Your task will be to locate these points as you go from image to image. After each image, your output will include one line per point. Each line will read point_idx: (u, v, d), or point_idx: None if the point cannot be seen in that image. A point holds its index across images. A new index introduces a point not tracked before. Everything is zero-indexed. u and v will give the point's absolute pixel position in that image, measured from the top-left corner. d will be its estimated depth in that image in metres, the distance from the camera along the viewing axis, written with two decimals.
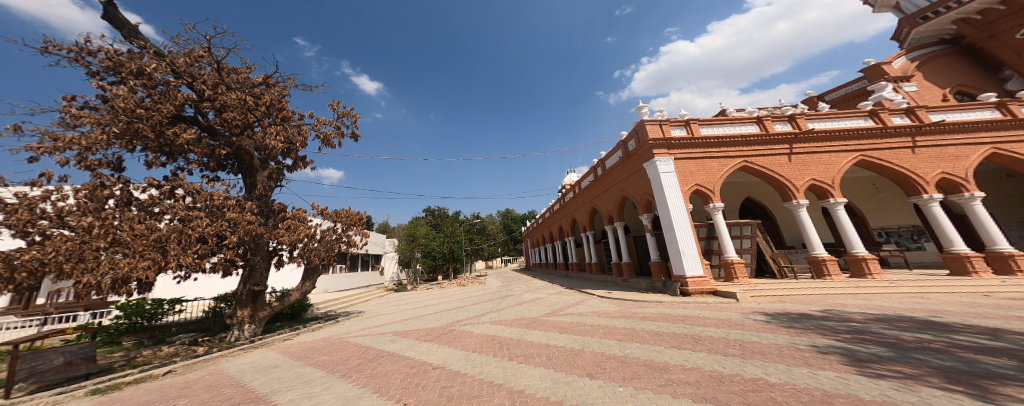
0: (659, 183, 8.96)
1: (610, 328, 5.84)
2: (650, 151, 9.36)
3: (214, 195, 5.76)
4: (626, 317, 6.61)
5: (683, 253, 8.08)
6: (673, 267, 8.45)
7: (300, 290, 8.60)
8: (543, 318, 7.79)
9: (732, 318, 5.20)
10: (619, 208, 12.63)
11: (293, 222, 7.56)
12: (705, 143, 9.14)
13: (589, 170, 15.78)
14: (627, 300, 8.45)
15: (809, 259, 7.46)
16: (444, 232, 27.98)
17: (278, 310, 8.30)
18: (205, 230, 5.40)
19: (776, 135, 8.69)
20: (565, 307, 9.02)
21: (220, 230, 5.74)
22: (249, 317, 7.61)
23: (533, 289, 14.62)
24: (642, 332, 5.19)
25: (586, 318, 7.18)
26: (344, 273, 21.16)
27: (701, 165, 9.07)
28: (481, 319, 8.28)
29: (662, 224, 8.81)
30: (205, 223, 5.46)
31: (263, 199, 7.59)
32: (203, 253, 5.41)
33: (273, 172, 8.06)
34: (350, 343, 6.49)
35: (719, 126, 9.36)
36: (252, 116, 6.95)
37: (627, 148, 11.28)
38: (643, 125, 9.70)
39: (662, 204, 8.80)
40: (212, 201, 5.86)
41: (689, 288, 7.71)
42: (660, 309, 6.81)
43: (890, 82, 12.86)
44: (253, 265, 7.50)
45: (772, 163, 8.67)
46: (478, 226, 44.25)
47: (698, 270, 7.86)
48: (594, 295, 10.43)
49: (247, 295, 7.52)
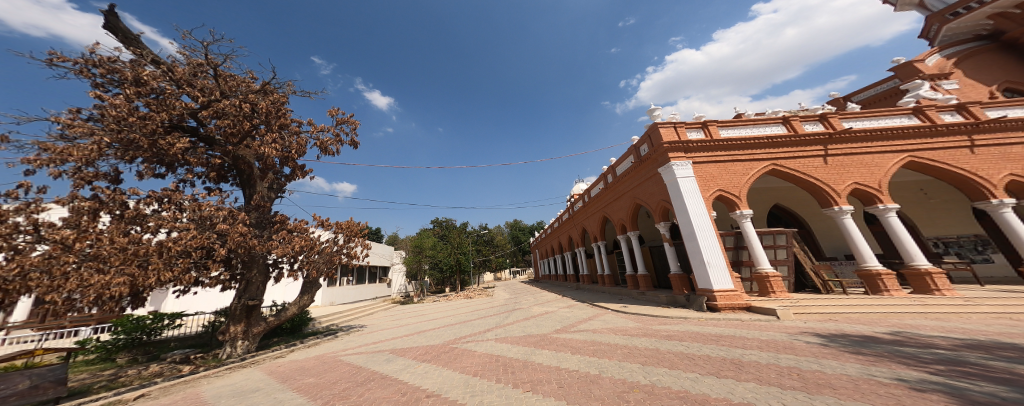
0: (678, 190, 8.32)
1: (630, 348, 5.13)
2: (666, 154, 8.77)
3: (202, 204, 5.45)
4: (648, 335, 5.87)
5: (709, 264, 7.34)
6: (698, 280, 7.68)
7: (296, 304, 8.17)
8: (553, 335, 7.10)
9: (778, 340, 4.45)
10: (632, 216, 11.94)
11: (289, 234, 7.18)
12: (727, 146, 8.48)
13: (598, 178, 15.22)
14: (646, 316, 7.67)
15: (860, 272, 6.72)
16: (451, 243, 27.56)
17: (273, 325, 7.86)
18: (189, 242, 5.03)
19: (808, 135, 7.98)
20: (577, 323, 8.27)
21: (205, 241, 5.38)
22: (242, 333, 7.17)
23: (542, 302, 13.84)
24: (668, 354, 4.49)
25: (601, 335, 6.46)
26: (350, 285, 20.86)
27: (724, 169, 8.38)
28: (486, 336, 7.65)
29: (684, 233, 8.09)
30: (190, 235, 5.09)
31: (262, 211, 7.29)
32: (186, 267, 5.03)
33: (273, 183, 7.80)
34: (342, 363, 5.98)
35: (741, 128, 8.74)
36: (249, 124, 6.73)
37: (638, 153, 10.72)
38: (657, 128, 9.17)
39: (683, 212, 8.10)
40: (201, 211, 5.53)
41: (718, 303, 6.90)
42: (685, 326, 6.05)
43: (925, 80, 12.00)
44: (248, 279, 7.12)
45: (805, 166, 7.91)
46: (487, 238, 43.73)
47: (728, 284, 7.07)
48: (609, 310, 9.66)
49: (241, 311, 7.09)
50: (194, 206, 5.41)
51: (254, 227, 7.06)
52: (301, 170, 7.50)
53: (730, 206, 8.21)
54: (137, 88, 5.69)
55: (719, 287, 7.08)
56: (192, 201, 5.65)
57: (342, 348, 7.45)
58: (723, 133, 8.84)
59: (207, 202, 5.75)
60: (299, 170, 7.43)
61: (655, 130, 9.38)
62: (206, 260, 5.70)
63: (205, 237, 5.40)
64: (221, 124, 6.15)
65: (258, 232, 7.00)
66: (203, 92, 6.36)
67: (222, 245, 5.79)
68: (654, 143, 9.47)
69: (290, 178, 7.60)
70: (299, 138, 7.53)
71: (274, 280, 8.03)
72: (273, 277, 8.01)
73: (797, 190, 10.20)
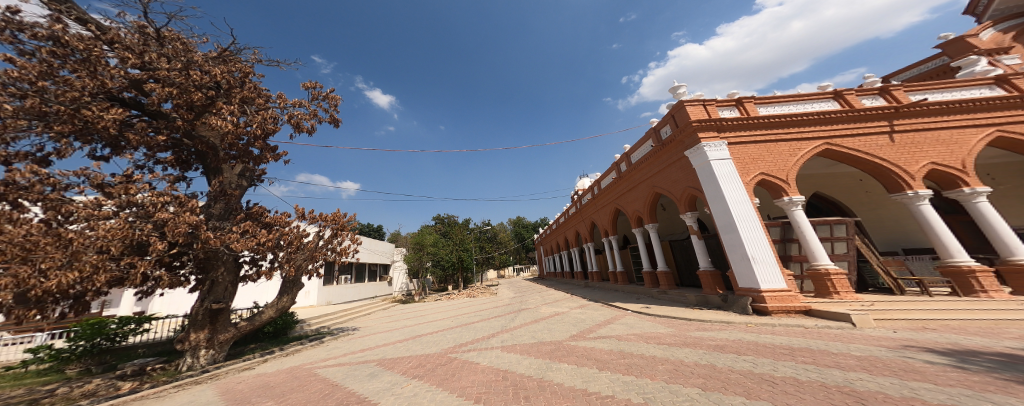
0: (712, 175, 7.19)
1: (675, 363, 4.02)
2: (696, 135, 7.66)
3: (130, 185, 4.27)
4: (689, 345, 4.75)
5: (755, 260, 6.14)
6: (739, 278, 6.52)
7: (272, 306, 7.15)
8: (570, 343, 6.03)
9: (885, 358, 3.31)
10: (651, 208, 10.77)
11: (252, 224, 5.78)
12: (770, 123, 7.33)
13: (609, 168, 14.10)
14: (677, 319, 6.56)
15: (943, 270, 5.77)
16: (453, 239, 26.56)
17: (245, 331, 6.86)
18: (104, 234, 3.90)
19: (869, 110, 6.88)
20: (595, 327, 7.17)
21: (132, 234, 4.24)
22: (207, 341, 6.17)
23: (550, 302, 12.77)
24: (731, 373, 3.36)
25: (629, 344, 5.36)
26: (349, 284, 19.90)
27: (767, 149, 7.24)
28: (490, 343, 6.59)
29: (721, 224, 6.94)
30: (106, 225, 3.95)
31: (227, 200, 6.16)
32: (101, 266, 3.90)
33: (242, 169, 6.72)
34: (316, 380, 5.01)
35: (787, 104, 7.64)
36: (203, 95, 5.64)
37: (660, 136, 9.57)
38: (683, 106, 8.07)
39: (719, 199, 6.96)
40: (126, 196, 4.32)
41: (768, 306, 5.74)
42: (735, 334, 4.93)
43: (981, 55, 10.77)
44: (212, 279, 6.12)
45: (868, 145, 6.79)
46: (489, 234, 42.76)
47: (781, 283, 5.88)
48: (629, 311, 8.59)
49: (204, 316, 6.07)
50: (118, 189, 4.24)
51: (209, 217, 5.85)
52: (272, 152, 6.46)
53: (776, 192, 7.01)
54: (54, 49, 4.59)
55: (770, 287, 5.90)
56: (122, 183, 4.53)
57: (325, 357, 6.48)
58: (762, 110, 7.74)
59: (143, 184, 4.61)
60: (269, 151, 6.35)
61: (681, 109, 8.30)
62: (139, 256, 4.61)
63: (132, 228, 4.24)
64: (156, 90, 5.00)
65: (216, 222, 5.82)
66: (133, 53, 5.16)
67: (161, 238, 4.64)
68: (680, 123, 8.37)
69: (259, 161, 6.53)
70: (267, 112, 6.44)
71: (243, 279, 7.01)
72: (243, 276, 7.02)
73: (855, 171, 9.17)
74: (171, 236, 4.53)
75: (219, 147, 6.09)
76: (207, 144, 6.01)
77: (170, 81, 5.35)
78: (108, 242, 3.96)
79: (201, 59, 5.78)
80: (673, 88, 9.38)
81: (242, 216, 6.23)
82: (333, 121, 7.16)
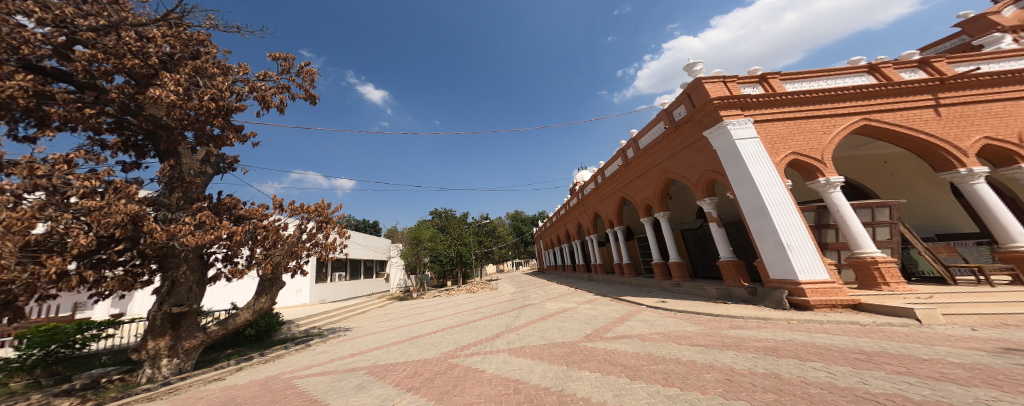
0: (737, 156, 6.49)
1: (723, 371, 3.32)
2: (718, 113, 6.95)
3: (41, 166, 3.54)
4: (731, 346, 4.07)
5: (791, 248, 5.48)
6: (771, 270, 5.86)
7: (247, 307, 6.35)
8: (586, 346, 5.35)
9: (1003, 367, 2.61)
10: (662, 195, 10.07)
11: (209, 216, 4.97)
12: (800, 99, 6.62)
13: (614, 156, 13.39)
14: (703, 316, 5.90)
15: (1003, 256, 5.23)
16: (451, 234, 25.80)
17: (217, 336, 6.06)
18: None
19: (912, 82, 6.21)
20: (609, 325, 6.52)
21: (33, 221, 3.40)
22: (169, 349, 5.36)
23: (554, 297, 12.13)
24: (809, 387, 2.64)
25: (657, 346, 4.66)
26: (343, 281, 19.09)
27: (798, 127, 6.54)
28: (496, 346, 5.92)
29: (750, 210, 6.24)
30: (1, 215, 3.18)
31: (184, 188, 5.43)
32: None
33: (207, 155, 6.26)
34: (292, 394, 4.24)
35: (818, 80, 6.94)
36: (143, 63, 4.76)
37: (673, 118, 8.82)
38: (701, 83, 7.34)
39: (747, 182, 6.25)
40: (34, 178, 3.53)
41: (810, 299, 5.08)
42: (781, 333, 4.25)
43: (1007, 30, 10.20)
44: (171, 278, 5.38)
45: (913, 120, 6.16)
46: (487, 229, 42.10)
47: (823, 274, 5.23)
48: (643, 306, 7.93)
49: (164, 321, 5.26)
50: (20, 169, 3.43)
51: (156, 208, 5.09)
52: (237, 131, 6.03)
53: (810, 173, 6.33)
54: None
55: (810, 278, 5.26)
56: (32, 161, 3.69)
57: (309, 365, 5.72)
58: (788, 87, 7.03)
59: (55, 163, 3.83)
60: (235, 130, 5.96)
61: (698, 87, 7.57)
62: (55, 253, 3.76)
63: (38, 216, 3.46)
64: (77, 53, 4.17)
65: (166, 212, 5.11)
66: (50, 11, 4.11)
67: (85, 229, 3.82)
68: (696, 102, 7.64)
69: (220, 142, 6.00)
70: (232, 87, 5.57)
71: (210, 280, 6.20)
72: (210, 276, 6.22)
73: (888, 147, 8.46)
74: (101, 228, 3.89)
75: (170, 126, 5.35)
76: (156, 124, 5.27)
77: (100, 46, 4.49)
78: (7, 236, 3.19)
79: (143, 21, 4.80)
80: (688, 65, 8.59)
81: (199, 207, 5.38)
82: (308, 98, 6.30)
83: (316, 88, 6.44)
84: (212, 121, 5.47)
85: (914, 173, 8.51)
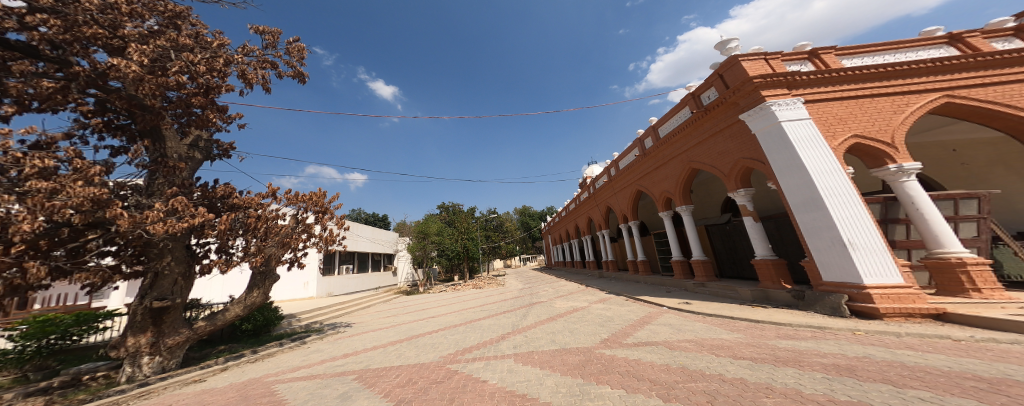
0: (784, 141, 5.63)
1: (789, 397, 2.60)
2: (758, 94, 6.08)
3: None
4: (787, 361, 3.32)
5: (854, 247, 4.67)
6: (828, 271, 5.03)
7: (239, 302, 6.01)
8: (605, 355, 4.67)
9: None
10: (685, 187, 9.20)
11: (180, 203, 4.41)
12: (863, 75, 5.72)
13: (630, 146, 12.50)
14: (740, 323, 5.15)
15: None
16: (458, 228, 25.41)
17: (204, 333, 5.67)
18: None
19: (1010, 51, 5.37)
20: (629, 330, 5.84)
21: None
22: (150, 346, 5.00)
23: (564, 295, 11.46)
24: None
25: (690, 356, 3.96)
26: (350, 274, 18.89)
27: (860, 108, 5.63)
28: (501, 351, 5.33)
29: (800, 203, 5.38)
30: None
31: (166, 173, 5.21)
32: None
33: (195, 139, 6.02)
34: (268, 403, 3.73)
35: (889, 53, 5.96)
36: (110, 34, 4.43)
37: (701, 102, 7.93)
38: (738, 61, 6.47)
39: (798, 170, 5.38)
40: None
41: (881, 307, 4.27)
42: (852, 348, 3.46)
43: None
44: (153, 270, 4.97)
45: (1010, 95, 5.37)
46: (494, 223, 41.74)
47: (895, 277, 4.44)
48: (665, 308, 7.20)
49: (145, 316, 4.89)
50: None
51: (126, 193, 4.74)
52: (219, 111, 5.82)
53: (876, 158, 5.45)
54: None
55: (879, 282, 4.47)
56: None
57: (297, 367, 5.38)
58: (846, 63, 6.11)
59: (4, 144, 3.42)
60: (217, 110, 5.68)
61: (733, 66, 6.69)
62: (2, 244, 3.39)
63: None
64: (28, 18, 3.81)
65: (140, 199, 4.76)
66: None
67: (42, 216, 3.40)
68: (731, 83, 6.76)
69: (204, 122, 5.55)
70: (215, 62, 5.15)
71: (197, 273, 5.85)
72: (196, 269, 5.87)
73: (983, 129, 7.26)
74: (49, 212, 3.45)
75: (148, 106, 5.01)
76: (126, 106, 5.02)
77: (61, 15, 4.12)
78: None
79: None
80: (721, 43, 7.62)
81: (174, 193, 4.87)
82: (297, 77, 6.04)
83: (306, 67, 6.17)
84: (190, 100, 5.15)
85: (991, 162, 7.47)
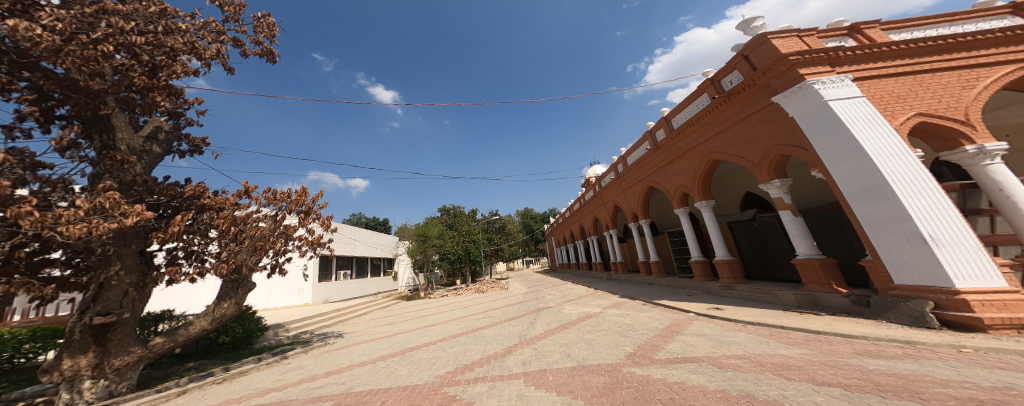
0: (832, 121, 4.79)
1: None
2: (795, 73, 5.26)
3: None
4: (893, 390, 2.50)
5: (938, 243, 3.84)
6: (903, 273, 4.17)
7: (205, 315, 5.49)
8: (635, 376, 3.84)
9: None
10: (704, 182, 8.35)
11: (111, 199, 3.66)
12: (921, 48, 4.89)
13: (640, 140, 11.69)
14: (799, 337, 4.31)
15: None
16: (459, 230, 24.65)
17: (161, 351, 5.07)
18: None
19: None
20: (659, 344, 5.01)
21: None
22: (93, 368, 4.34)
23: (572, 299, 10.61)
24: None
25: (754, 383, 3.14)
26: (349, 280, 18.10)
27: (921, 84, 4.80)
28: (509, 369, 4.49)
29: (859, 193, 4.52)
30: None
31: (110, 167, 4.81)
32: None
33: (154, 130, 5.91)
34: None
35: (948, 25, 5.18)
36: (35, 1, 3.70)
37: (721, 88, 7.13)
38: (767, 39, 5.67)
39: (855, 155, 4.53)
40: None
41: (984, 317, 3.43)
42: (980, 375, 2.61)
43: None
44: (97, 281, 4.48)
45: None
46: (496, 225, 41.03)
47: (997, 280, 3.59)
48: (694, 316, 6.33)
49: (86, 334, 4.26)
50: None
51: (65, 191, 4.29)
52: (172, 95, 5.26)
53: (952, 139, 4.59)
54: None
55: (975, 286, 3.64)
56: None
57: (267, 389, 4.54)
58: (894, 38, 5.28)
59: None
60: (167, 95, 5.16)
61: (760, 45, 5.89)
62: None
63: None
64: None
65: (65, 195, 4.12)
66: None
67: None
68: (759, 64, 5.97)
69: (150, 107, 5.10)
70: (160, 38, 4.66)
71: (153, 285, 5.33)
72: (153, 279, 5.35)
73: None
74: None
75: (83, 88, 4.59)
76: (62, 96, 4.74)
77: None
78: None
79: None
80: (744, 22, 6.13)
81: (106, 188, 4.21)
82: (265, 56, 5.62)
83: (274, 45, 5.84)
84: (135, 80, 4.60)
85: None
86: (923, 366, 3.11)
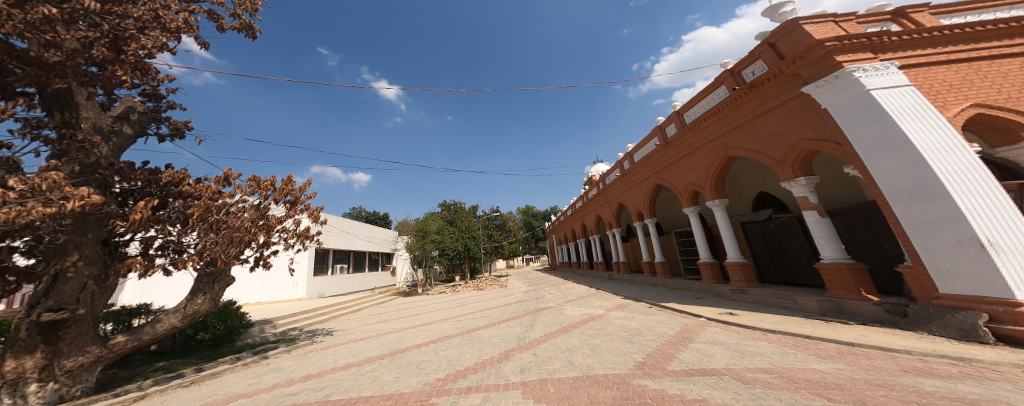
0: (875, 112, 4.30)
1: None
2: (831, 60, 4.76)
3: None
4: None
5: (998, 249, 3.40)
6: (950, 281, 3.74)
7: (175, 312, 5.06)
8: (647, 390, 3.38)
9: None
10: (717, 180, 7.88)
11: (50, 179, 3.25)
12: (978, 32, 4.41)
13: (648, 136, 11.19)
14: (829, 351, 3.85)
15: None
16: (459, 227, 24.21)
17: (122, 351, 4.66)
18: None
19: None
20: (671, 352, 4.55)
21: None
22: (41, 370, 3.89)
23: (574, 300, 10.16)
24: None
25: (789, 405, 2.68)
26: (346, 274, 17.73)
27: (977, 72, 4.31)
28: (505, 377, 4.05)
29: (903, 192, 4.06)
30: None
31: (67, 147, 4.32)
32: None
33: (125, 110, 5.43)
34: None
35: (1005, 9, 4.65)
36: None
37: (742, 80, 6.62)
38: (798, 25, 5.17)
39: (900, 150, 4.06)
40: None
41: None
42: None
43: None
44: (51, 272, 4.02)
45: None
46: (497, 222, 40.62)
47: None
48: (706, 322, 5.88)
49: (36, 332, 3.84)
50: None
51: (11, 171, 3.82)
52: (138, 70, 4.79)
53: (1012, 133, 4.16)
54: None
55: None
56: None
57: (236, 396, 4.08)
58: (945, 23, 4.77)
59: None
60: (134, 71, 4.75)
61: (790, 32, 5.39)
62: None
63: None
64: None
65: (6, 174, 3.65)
66: None
67: None
68: (788, 52, 5.47)
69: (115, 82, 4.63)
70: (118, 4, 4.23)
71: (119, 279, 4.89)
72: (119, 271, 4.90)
73: None
74: None
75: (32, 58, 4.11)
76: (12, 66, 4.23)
77: None
78: None
79: None
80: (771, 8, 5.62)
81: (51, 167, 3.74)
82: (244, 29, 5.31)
83: (255, 19, 5.48)
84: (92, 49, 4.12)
85: None
86: (990, 390, 2.63)
